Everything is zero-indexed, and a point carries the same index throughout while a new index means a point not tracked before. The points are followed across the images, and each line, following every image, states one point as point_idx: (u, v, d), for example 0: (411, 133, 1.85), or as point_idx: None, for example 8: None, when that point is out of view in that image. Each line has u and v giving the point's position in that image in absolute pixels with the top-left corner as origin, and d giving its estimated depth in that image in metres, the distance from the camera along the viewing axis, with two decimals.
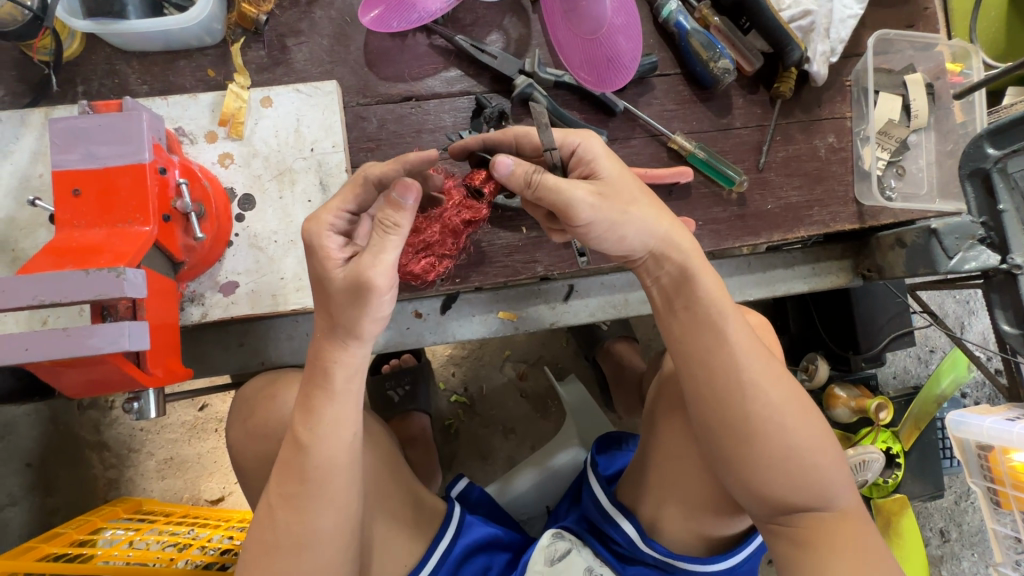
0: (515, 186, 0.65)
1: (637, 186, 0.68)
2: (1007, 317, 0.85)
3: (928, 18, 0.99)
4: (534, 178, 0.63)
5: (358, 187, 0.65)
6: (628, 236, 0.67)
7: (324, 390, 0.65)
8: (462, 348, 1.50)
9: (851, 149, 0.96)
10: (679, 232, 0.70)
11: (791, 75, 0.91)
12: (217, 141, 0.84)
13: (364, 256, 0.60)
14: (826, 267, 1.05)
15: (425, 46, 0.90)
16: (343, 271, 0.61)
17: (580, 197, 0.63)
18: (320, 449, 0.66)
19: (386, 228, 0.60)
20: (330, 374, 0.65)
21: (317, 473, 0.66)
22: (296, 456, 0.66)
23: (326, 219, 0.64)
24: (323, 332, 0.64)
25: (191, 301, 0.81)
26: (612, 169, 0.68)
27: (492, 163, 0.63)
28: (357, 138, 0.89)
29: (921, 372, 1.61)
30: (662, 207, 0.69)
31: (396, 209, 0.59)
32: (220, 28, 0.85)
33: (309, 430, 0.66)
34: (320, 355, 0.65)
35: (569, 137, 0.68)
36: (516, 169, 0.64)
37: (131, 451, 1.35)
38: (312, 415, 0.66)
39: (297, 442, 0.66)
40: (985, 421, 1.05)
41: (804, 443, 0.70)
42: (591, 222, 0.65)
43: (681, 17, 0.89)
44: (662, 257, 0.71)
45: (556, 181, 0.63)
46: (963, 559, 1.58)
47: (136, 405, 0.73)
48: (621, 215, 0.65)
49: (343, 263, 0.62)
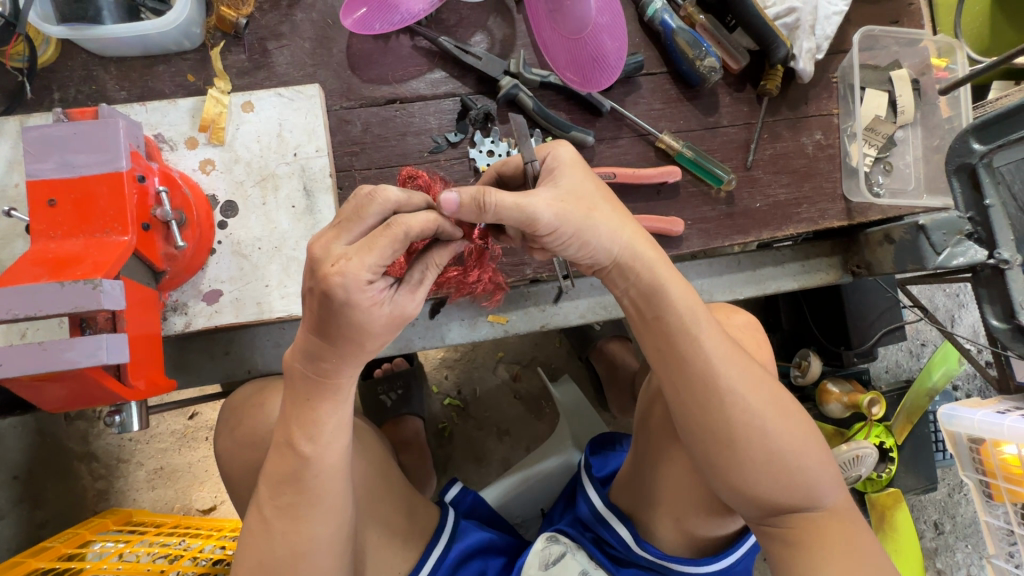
0: (468, 216, 0.59)
1: (597, 190, 0.66)
2: (994, 311, 0.84)
3: (913, 14, 0.99)
4: (486, 201, 0.57)
5: (397, 239, 0.53)
6: (596, 244, 0.66)
7: (307, 402, 0.63)
8: (454, 351, 1.49)
9: (839, 145, 0.96)
10: (642, 240, 0.69)
11: (778, 72, 0.91)
12: (197, 147, 0.82)
13: (412, 293, 0.58)
14: (816, 263, 1.05)
15: (408, 48, 0.89)
16: (387, 310, 0.56)
17: (539, 207, 0.60)
18: (325, 458, 0.65)
19: (436, 268, 0.62)
20: (340, 388, 0.62)
21: (305, 484, 0.65)
22: (297, 465, 0.64)
23: (366, 274, 0.53)
24: (341, 355, 0.59)
25: (174, 311, 0.80)
26: (573, 177, 0.66)
27: (437, 201, 0.57)
28: (341, 142, 0.88)
29: (912, 365, 1.62)
30: (624, 210, 0.68)
31: (447, 254, 0.62)
32: (200, 32, 0.84)
33: (313, 442, 0.64)
34: (329, 372, 0.60)
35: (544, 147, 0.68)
36: (463, 198, 0.57)
37: (120, 462, 1.33)
38: (314, 423, 0.63)
39: (300, 454, 0.64)
40: (976, 415, 1.07)
41: (788, 445, 0.70)
42: (556, 231, 0.62)
43: (667, 15, 0.89)
44: (628, 268, 0.70)
45: (514, 199, 0.58)
46: (956, 551, 1.58)
47: (118, 419, 0.71)
48: (586, 221, 0.63)
49: (383, 304, 0.55)
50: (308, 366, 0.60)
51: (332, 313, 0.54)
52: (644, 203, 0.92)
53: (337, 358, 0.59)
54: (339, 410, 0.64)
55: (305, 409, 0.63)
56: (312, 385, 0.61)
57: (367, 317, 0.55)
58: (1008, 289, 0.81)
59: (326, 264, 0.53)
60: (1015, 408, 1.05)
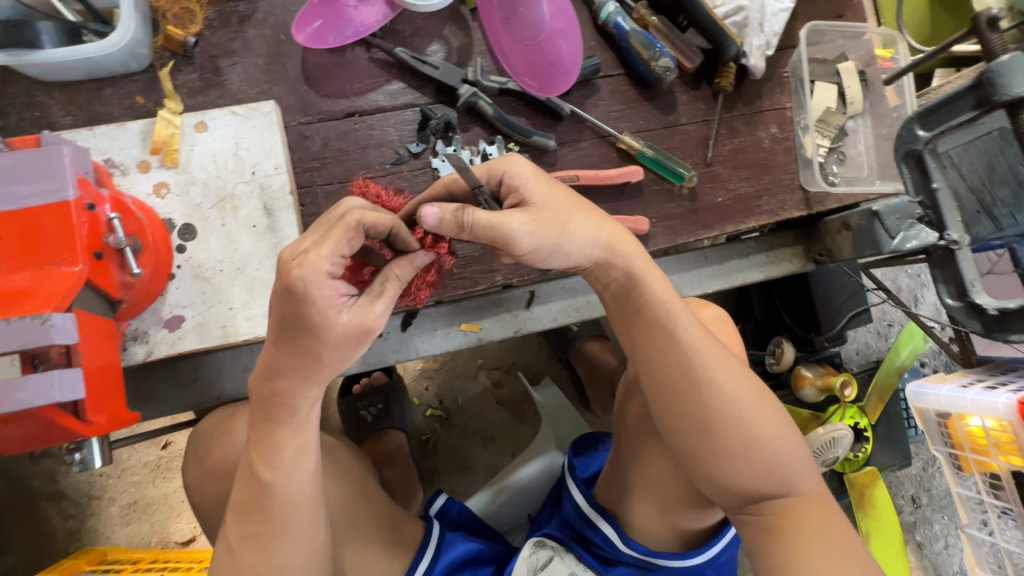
0: (447, 232, 0.62)
1: (570, 202, 0.69)
2: (949, 291, 0.87)
3: (855, 8, 1.02)
4: (464, 219, 0.61)
5: (350, 228, 0.56)
6: (571, 250, 0.69)
7: (262, 424, 0.62)
8: (434, 361, 1.48)
9: (794, 138, 0.98)
10: (622, 239, 0.73)
11: (730, 70, 0.93)
12: (150, 171, 0.80)
13: (370, 305, 0.58)
14: (780, 254, 1.08)
15: (365, 60, 0.88)
16: (345, 317, 0.55)
17: (516, 227, 0.64)
18: (285, 485, 0.64)
19: (397, 282, 0.61)
20: (296, 409, 0.62)
21: (272, 513, 0.64)
22: (259, 495, 0.63)
23: (325, 265, 0.54)
24: (295, 374, 0.59)
25: (134, 340, 0.77)
26: (540, 191, 0.69)
27: (417, 216, 0.60)
28: (301, 158, 0.86)
29: (882, 346, 1.67)
30: (597, 214, 0.71)
31: (410, 268, 0.61)
32: (147, 52, 0.82)
33: (272, 469, 0.63)
34: (283, 393, 0.60)
35: (493, 166, 0.69)
36: (444, 215, 0.61)
37: (91, 499, 1.28)
38: (274, 451, 0.63)
39: (260, 481, 0.63)
40: (942, 391, 1.11)
41: (764, 433, 0.72)
42: (534, 248, 0.66)
43: (620, 18, 0.90)
44: (608, 265, 0.73)
45: (488, 218, 0.62)
46: (934, 523, 1.63)
47: (78, 456, 0.69)
48: (561, 236, 0.67)
49: (342, 310, 0.55)
50: (263, 386, 0.60)
51: (283, 313, 0.55)
52: (609, 204, 0.93)
53: (294, 376, 0.59)
54: (298, 431, 0.64)
55: (269, 437, 0.62)
56: (276, 409, 0.61)
57: (322, 320, 0.54)
58: (959, 268, 0.84)
59: (286, 262, 0.54)
60: (976, 382, 1.11)
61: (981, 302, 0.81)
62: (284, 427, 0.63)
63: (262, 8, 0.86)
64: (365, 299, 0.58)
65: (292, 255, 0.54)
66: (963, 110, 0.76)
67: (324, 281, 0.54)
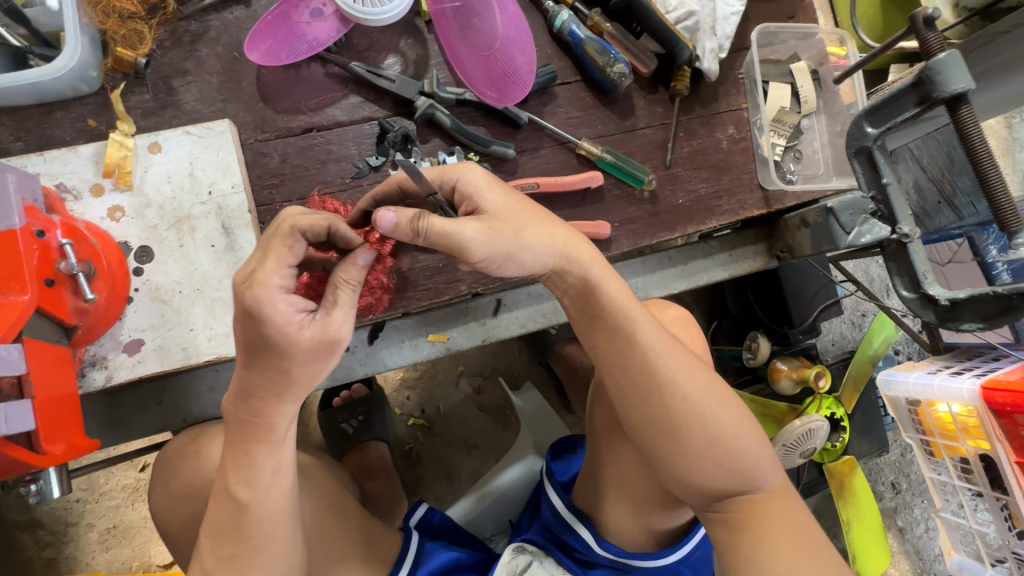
0: (403, 237, 0.62)
1: (524, 210, 0.70)
2: (904, 283, 0.88)
3: (806, 8, 1.04)
4: (420, 225, 0.61)
5: (289, 237, 0.57)
6: (526, 257, 0.69)
7: (229, 446, 0.62)
8: (413, 370, 1.48)
9: (751, 138, 1.00)
10: (578, 247, 0.73)
11: (685, 73, 0.95)
12: (104, 195, 0.79)
13: (329, 316, 0.58)
14: (743, 252, 1.10)
15: (321, 75, 0.88)
16: (308, 333, 0.56)
17: (470, 236, 0.63)
18: (263, 503, 0.63)
19: (349, 287, 0.60)
20: (274, 428, 0.62)
21: (248, 531, 0.63)
22: (234, 514, 0.63)
23: (275, 280, 0.55)
24: (274, 390, 0.59)
25: (93, 366, 0.76)
26: (495, 200, 0.69)
27: (373, 220, 0.60)
28: (260, 175, 0.86)
29: (856, 336, 1.70)
30: (553, 221, 0.72)
31: (358, 269, 0.60)
32: (97, 75, 0.81)
33: (249, 488, 0.62)
34: (262, 412, 0.60)
35: (447, 174, 0.69)
36: (400, 220, 0.61)
37: (68, 526, 1.25)
38: (252, 471, 0.62)
39: (236, 500, 0.63)
40: (910, 377, 1.13)
41: (727, 431, 0.73)
42: (489, 256, 0.66)
43: (574, 26, 0.91)
44: (564, 271, 0.74)
45: (443, 224, 0.62)
46: (914, 507, 1.66)
47: (34, 487, 0.69)
48: (514, 245, 0.67)
49: (304, 326, 0.56)
50: (240, 407, 0.60)
51: (249, 334, 0.56)
52: (571, 210, 0.93)
53: (267, 397, 0.59)
54: (278, 450, 0.64)
55: (247, 455, 0.62)
56: (248, 429, 0.61)
57: (285, 338, 0.55)
58: (912, 261, 0.84)
59: (240, 284, 0.55)
60: (943, 369, 1.13)
61: (933, 294, 0.83)
62: (264, 446, 0.62)
63: (213, 26, 0.86)
64: (323, 311, 0.58)
65: (242, 278, 0.55)
66: (907, 107, 0.77)
67: (278, 296, 0.55)
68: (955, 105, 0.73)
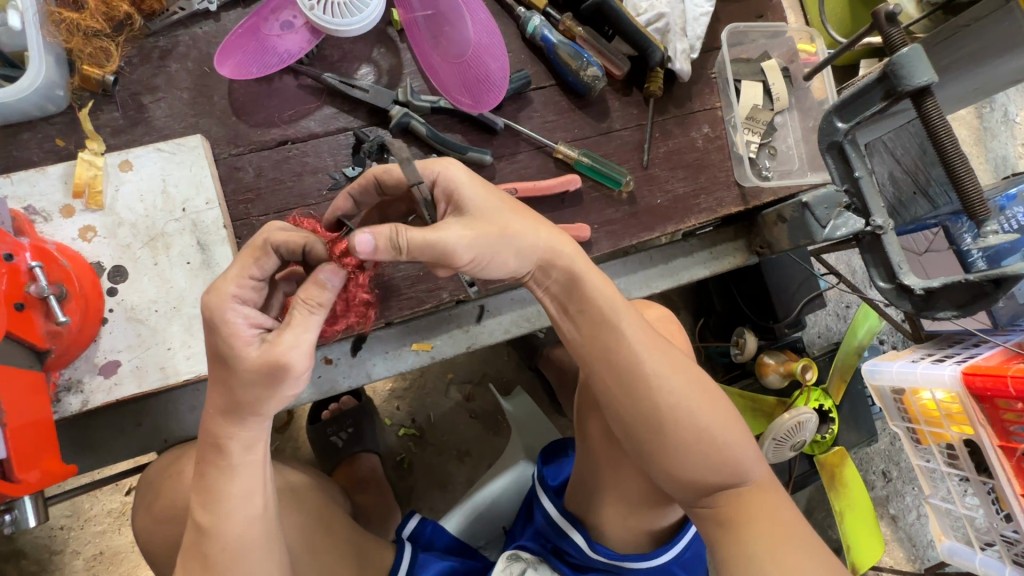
0: (384, 256, 0.60)
1: (504, 206, 0.69)
2: (879, 274, 0.88)
3: (774, 7, 1.06)
4: (399, 238, 0.59)
5: (258, 251, 0.62)
6: (508, 257, 0.70)
7: (221, 467, 0.62)
8: (401, 380, 1.47)
9: (726, 136, 1.01)
10: (561, 241, 0.74)
11: (658, 74, 0.96)
12: (75, 215, 0.78)
13: (277, 337, 0.57)
14: (723, 249, 1.11)
15: (293, 87, 0.87)
16: (256, 351, 0.58)
17: (454, 240, 0.64)
18: (227, 528, 0.62)
19: (306, 307, 0.59)
20: (225, 449, 0.62)
21: (211, 559, 0.62)
22: (192, 539, 0.62)
23: (229, 289, 0.60)
24: (219, 402, 0.60)
25: (68, 391, 0.75)
26: (477, 196, 0.68)
27: (351, 243, 0.57)
28: (235, 190, 0.85)
29: (841, 327, 1.72)
30: (537, 216, 0.73)
31: (319, 290, 0.59)
32: (63, 94, 0.80)
33: (209, 510, 0.62)
34: (211, 431, 0.61)
35: (428, 167, 0.68)
36: (378, 240, 0.58)
37: (52, 554, 1.22)
38: (211, 494, 0.62)
39: (198, 524, 0.62)
40: (895, 366, 1.14)
41: (713, 423, 0.73)
42: (476, 256, 0.66)
43: (546, 31, 0.92)
44: (548, 266, 0.74)
45: (423, 235, 0.61)
46: (906, 494, 1.68)
47: (9, 517, 0.67)
48: (502, 242, 0.67)
49: (252, 343, 0.58)
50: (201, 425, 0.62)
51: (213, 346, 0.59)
52: (551, 213, 0.94)
53: (247, 412, 0.60)
54: (227, 475, 0.62)
55: (208, 480, 0.62)
56: (204, 446, 0.62)
57: (234, 353, 0.58)
58: (886, 252, 0.85)
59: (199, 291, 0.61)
60: (925, 356, 1.15)
61: (909, 283, 0.84)
62: (217, 469, 0.62)
63: (183, 42, 0.85)
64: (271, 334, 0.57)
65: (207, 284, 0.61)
66: (874, 101, 0.77)
67: (228, 305, 0.59)
68: (920, 97, 0.74)
